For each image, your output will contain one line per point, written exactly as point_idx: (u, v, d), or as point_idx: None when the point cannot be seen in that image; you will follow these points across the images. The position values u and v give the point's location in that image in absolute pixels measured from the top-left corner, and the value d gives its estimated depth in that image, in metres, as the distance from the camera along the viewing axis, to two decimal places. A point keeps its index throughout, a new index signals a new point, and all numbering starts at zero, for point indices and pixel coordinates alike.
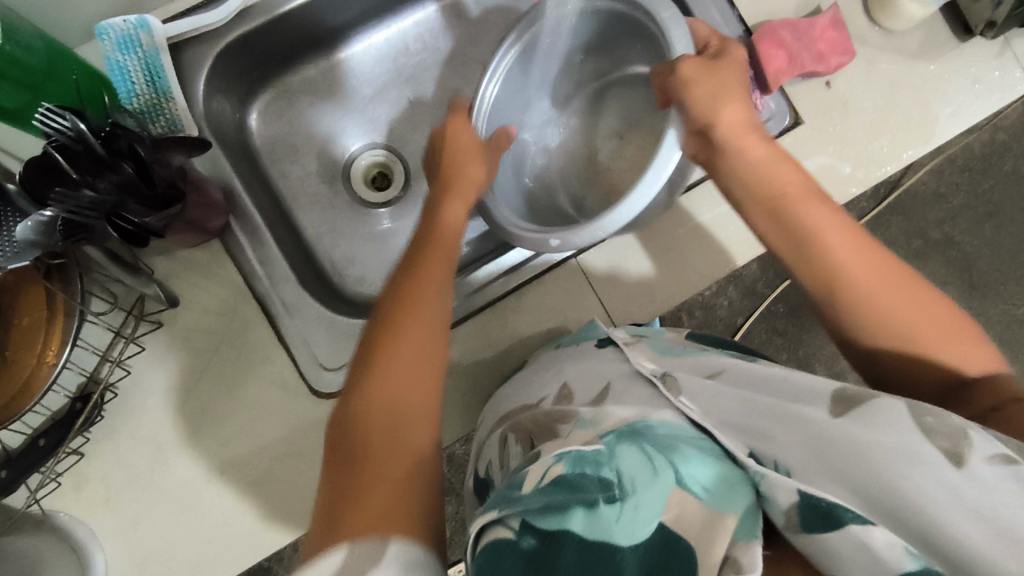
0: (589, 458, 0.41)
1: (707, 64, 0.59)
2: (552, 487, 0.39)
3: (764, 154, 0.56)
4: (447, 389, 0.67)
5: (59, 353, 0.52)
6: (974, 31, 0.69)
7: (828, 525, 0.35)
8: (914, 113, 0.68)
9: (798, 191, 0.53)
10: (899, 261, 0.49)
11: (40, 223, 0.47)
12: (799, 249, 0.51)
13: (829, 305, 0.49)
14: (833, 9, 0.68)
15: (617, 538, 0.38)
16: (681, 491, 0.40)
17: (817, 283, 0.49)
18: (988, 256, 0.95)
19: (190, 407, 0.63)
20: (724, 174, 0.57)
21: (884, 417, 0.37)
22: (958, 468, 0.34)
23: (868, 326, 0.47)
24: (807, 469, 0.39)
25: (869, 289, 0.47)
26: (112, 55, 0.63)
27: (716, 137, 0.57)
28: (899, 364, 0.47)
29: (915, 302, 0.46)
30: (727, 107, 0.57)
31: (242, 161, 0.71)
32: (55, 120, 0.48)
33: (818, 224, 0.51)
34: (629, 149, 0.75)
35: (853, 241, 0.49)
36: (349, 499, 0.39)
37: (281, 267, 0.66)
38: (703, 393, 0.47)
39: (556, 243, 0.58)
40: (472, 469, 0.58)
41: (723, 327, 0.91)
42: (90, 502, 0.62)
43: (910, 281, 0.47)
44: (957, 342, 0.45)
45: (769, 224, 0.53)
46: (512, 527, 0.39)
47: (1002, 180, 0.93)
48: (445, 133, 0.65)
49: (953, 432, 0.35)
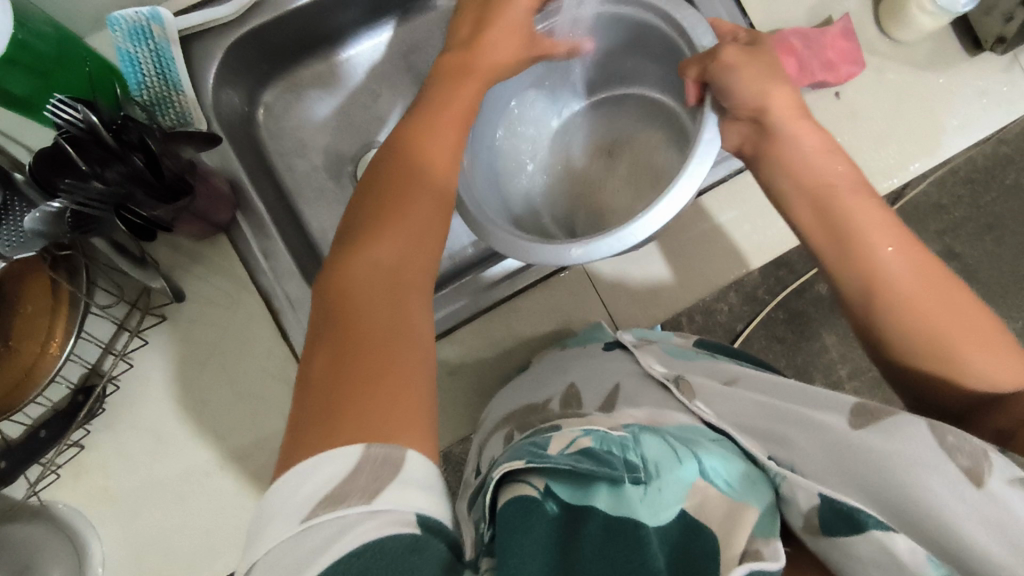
0: (614, 440, 0.42)
1: (749, 50, 0.58)
2: (580, 455, 0.39)
3: (817, 143, 0.56)
4: (448, 387, 0.67)
5: (63, 343, 0.52)
6: (983, 46, 0.69)
7: (850, 527, 0.36)
8: (922, 124, 0.69)
9: (847, 186, 0.54)
10: (943, 271, 0.49)
11: (49, 214, 0.47)
12: (839, 246, 0.52)
13: (866, 307, 0.50)
14: (843, 20, 0.69)
15: (641, 516, 0.38)
16: (704, 482, 0.40)
17: (859, 282, 0.50)
18: (987, 268, 0.94)
19: (192, 400, 0.63)
20: (771, 159, 0.57)
21: (908, 432, 0.38)
22: (976, 487, 0.35)
23: (903, 330, 0.48)
24: (825, 472, 0.40)
25: (912, 292, 0.48)
26: (123, 45, 0.63)
27: (773, 120, 0.57)
28: (934, 376, 0.47)
29: (957, 312, 0.47)
30: (776, 90, 0.57)
31: (250, 154, 0.71)
32: (66, 111, 0.48)
33: (865, 220, 0.52)
34: (621, 164, 0.76)
35: (899, 245, 0.50)
36: (341, 386, 0.36)
37: (286, 261, 0.65)
38: (719, 397, 0.48)
39: (579, 252, 0.55)
40: (472, 468, 0.58)
41: (723, 332, 0.91)
42: (89, 493, 0.62)
43: (952, 290, 0.48)
44: (993, 354, 0.46)
45: (811, 216, 0.54)
46: (537, 488, 0.37)
47: (1004, 193, 0.94)
48: (454, 43, 0.60)
49: (975, 452, 0.36)
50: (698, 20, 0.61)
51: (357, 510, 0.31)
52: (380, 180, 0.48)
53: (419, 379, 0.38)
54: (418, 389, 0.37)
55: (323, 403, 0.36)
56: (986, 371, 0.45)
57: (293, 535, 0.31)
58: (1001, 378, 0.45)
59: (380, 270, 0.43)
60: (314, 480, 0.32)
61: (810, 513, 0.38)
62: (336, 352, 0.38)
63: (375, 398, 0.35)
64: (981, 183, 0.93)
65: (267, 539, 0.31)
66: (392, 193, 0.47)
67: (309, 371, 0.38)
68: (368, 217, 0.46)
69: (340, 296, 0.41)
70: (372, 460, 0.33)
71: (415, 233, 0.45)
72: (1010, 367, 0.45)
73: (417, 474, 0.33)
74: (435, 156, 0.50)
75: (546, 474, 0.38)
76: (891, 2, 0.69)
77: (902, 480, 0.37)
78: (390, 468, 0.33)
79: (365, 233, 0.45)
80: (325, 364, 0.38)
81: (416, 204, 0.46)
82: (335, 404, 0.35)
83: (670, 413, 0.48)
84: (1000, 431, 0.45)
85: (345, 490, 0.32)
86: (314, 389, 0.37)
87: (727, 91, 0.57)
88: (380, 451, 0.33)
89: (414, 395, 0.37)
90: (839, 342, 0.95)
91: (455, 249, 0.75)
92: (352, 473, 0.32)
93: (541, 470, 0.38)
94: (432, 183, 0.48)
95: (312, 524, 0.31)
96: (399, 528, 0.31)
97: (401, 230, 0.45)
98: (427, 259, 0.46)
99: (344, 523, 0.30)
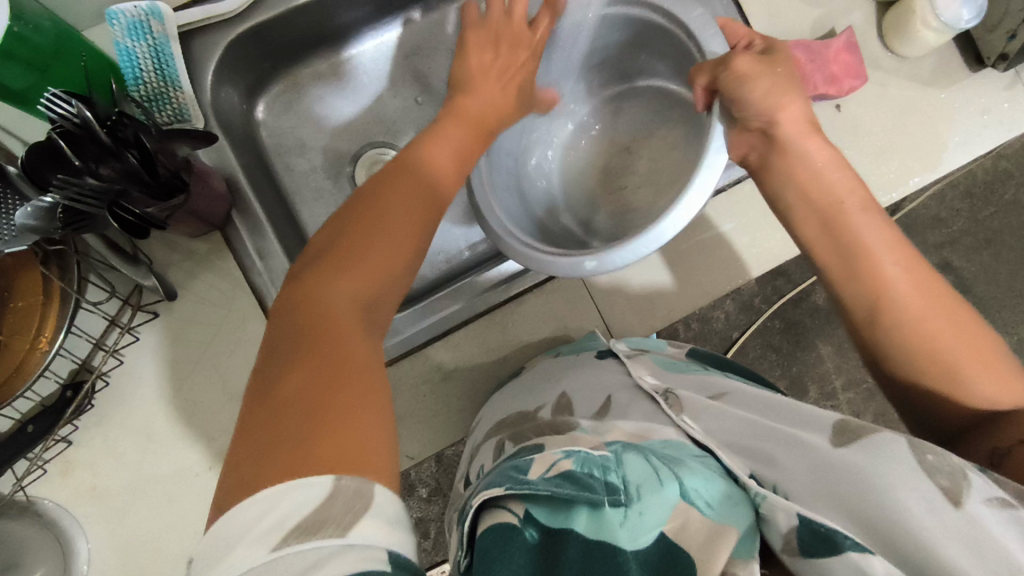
0: (597, 461, 0.41)
1: (761, 60, 0.58)
2: (560, 479, 0.39)
3: (827, 157, 0.56)
4: (441, 391, 0.67)
5: (53, 339, 0.52)
6: (986, 62, 0.69)
7: (828, 549, 0.36)
8: (922, 139, 0.68)
9: (854, 203, 0.54)
10: (947, 289, 0.49)
11: (40, 210, 0.46)
12: (845, 262, 0.52)
13: (871, 325, 0.50)
14: (846, 33, 0.68)
15: (620, 541, 0.38)
16: (686, 504, 0.40)
17: (867, 297, 0.50)
18: (984, 283, 0.95)
19: (182, 398, 0.62)
20: (778, 176, 0.57)
21: (889, 451, 0.38)
22: (955, 508, 0.35)
23: (906, 348, 0.48)
24: (809, 494, 0.40)
25: (917, 308, 0.48)
26: (122, 40, 0.62)
27: (779, 133, 0.57)
28: (935, 392, 0.47)
29: (961, 330, 0.47)
30: (788, 104, 0.57)
31: (248, 151, 0.71)
32: (60, 106, 0.48)
33: (870, 237, 0.52)
34: (638, 162, 0.75)
35: (906, 262, 0.50)
36: (313, 409, 0.36)
37: (281, 263, 0.64)
38: (708, 413, 0.48)
39: (592, 266, 0.56)
40: (462, 472, 0.58)
41: (719, 341, 0.90)
42: (76, 490, 0.61)
43: (955, 309, 0.48)
44: (993, 372, 0.45)
45: (817, 232, 0.55)
46: (516, 515, 0.39)
47: (1003, 208, 0.94)
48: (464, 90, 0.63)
49: (953, 472, 0.36)
50: (706, 23, 0.62)
51: (333, 543, 0.30)
52: (356, 209, 0.48)
53: (384, 416, 0.38)
54: (383, 426, 0.37)
55: (287, 429, 0.35)
56: (987, 389, 0.45)
57: (260, 565, 0.29)
58: (1000, 397, 0.44)
59: (350, 302, 0.43)
60: (282, 508, 0.31)
61: (789, 535, 0.39)
62: (302, 379, 0.37)
63: (343, 429, 0.35)
64: (981, 197, 0.93)
65: (230, 564, 0.30)
66: (370, 222, 0.47)
67: (269, 396, 0.37)
68: (342, 244, 0.46)
69: (307, 323, 0.41)
70: (344, 491, 0.32)
71: (387, 267, 0.46)
72: (1013, 387, 0.45)
73: (388, 508, 0.33)
74: (415, 191, 0.51)
75: (526, 500, 0.39)
76: (895, 16, 0.69)
77: (882, 502, 0.36)
78: (362, 501, 0.32)
79: (338, 261, 0.44)
80: (289, 391, 0.37)
81: (394, 236, 0.47)
82: (302, 429, 0.35)
83: (658, 427, 0.48)
84: (995, 450, 0.43)
85: (319, 520, 0.31)
86: (276, 415, 0.36)
87: (737, 101, 0.57)
88: (352, 483, 0.32)
89: (379, 432, 0.36)
90: (833, 353, 0.95)
91: (452, 253, 0.75)
92: (325, 501, 0.31)
93: (520, 496, 0.39)
94: (412, 216, 0.49)
95: (282, 554, 0.29)
96: (372, 564, 0.30)
97: (376, 262, 0.45)
98: (392, 296, 0.46)
99: (319, 555, 0.30)
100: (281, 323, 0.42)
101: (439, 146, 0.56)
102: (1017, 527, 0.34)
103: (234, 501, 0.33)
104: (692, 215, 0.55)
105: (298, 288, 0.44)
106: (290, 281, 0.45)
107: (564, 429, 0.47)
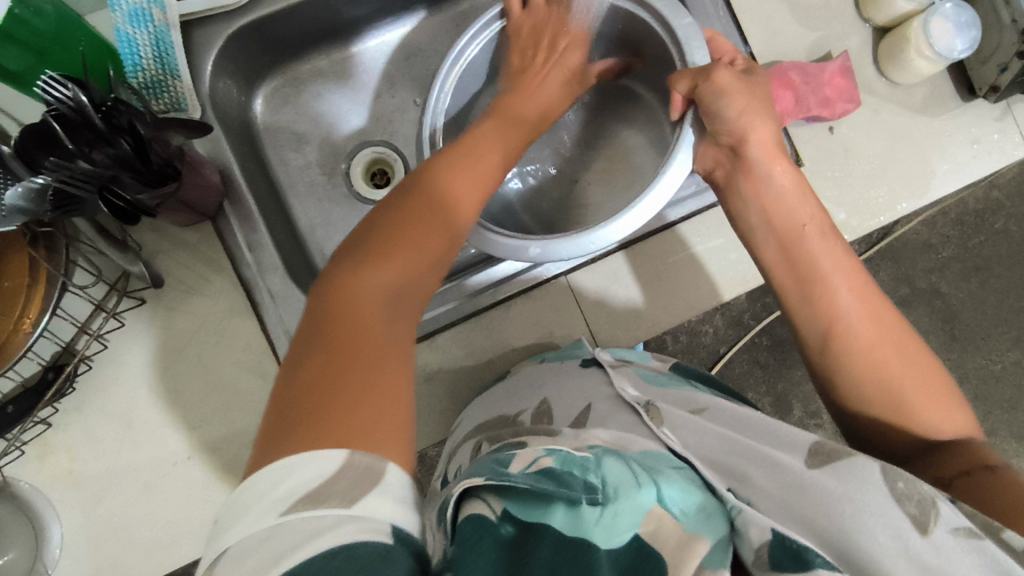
0: (576, 461, 0.41)
1: (739, 78, 0.58)
2: (539, 475, 0.39)
3: (790, 182, 0.58)
4: (425, 392, 0.67)
5: (37, 321, 0.52)
6: (977, 93, 0.70)
7: (797, 566, 0.37)
8: (913, 166, 0.69)
9: (816, 226, 0.56)
10: (898, 318, 0.51)
11: (31, 191, 0.47)
12: (803, 285, 0.53)
13: (820, 350, 0.51)
14: (842, 57, 0.69)
15: (595, 539, 0.38)
16: (660, 510, 0.41)
17: (818, 322, 0.51)
18: (971, 310, 0.96)
19: (165, 386, 0.62)
20: (747, 193, 0.59)
21: (857, 474, 0.39)
22: (922, 535, 0.36)
23: (853, 373, 0.49)
24: (777, 510, 0.41)
25: (867, 335, 0.49)
26: (123, 26, 0.62)
27: (746, 151, 0.58)
28: (880, 420, 0.48)
29: (907, 359, 0.48)
30: (759, 127, 0.58)
31: (245, 144, 0.71)
32: (56, 89, 0.48)
33: (828, 263, 0.53)
34: (597, 159, 0.77)
35: (859, 290, 0.51)
36: (332, 393, 0.36)
37: (270, 255, 0.64)
38: (687, 427, 0.49)
39: (536, 252, 0.58)
40: (439, 473, 0.58)
41: (706, 354, 0.92)
42: (53, 472, 0.61)
43: (903, 337, 0.49)
44: (937, 403, 0.47)
45: (777, 253, 0.56)
46: (493, 512, 0.38)
47: (992, 238, 0.94)
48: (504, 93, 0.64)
49: (923, 500, 0.37)
50: (693, 32, 0.62)
51: (337, 513, 0.30)
52: (400, 199, 0.48)
53: (406, 403, 0.38)
54: (404, 413, 0.37)
55: (313, 406, 0.35)
56: (932, 419, 0.46)
57: (263, 529, 0.30)
58: (943, 426, 0.46)
59: (384, 290, 0.43)
60: (293, 481, 0.31)
61: (761, 549, 0.39)
62: (327, 362, 0.37)
63: (361, 414, 0.35)
64: (971, 225, 0.94)
65: (239, 530, 0.31)
66: (411, 216, 0.46)
67: (300, 374, 0.37)
68: (382, 231, 0.45)
69: (341, 305, 0.41)
70: (357, 466, 0.32)
71: (422, 260, 0.45)
72: (955, 418, 0.46)
73: (397, 486, 0.33)
74: (454, 187, 0.50)
75: (502, 495, 0.38)
76: (890, 43, 0.70)
77: (846, 524, 0.38)
78: (371, 478, 0.32)
79: (376, 249, 0.44)
80: (318, 372, 0.37)
81: (429, 231, 0.46)
82: (317, 411, 0.35)
83: (637, 437, 0.48)
84: (939, 477, 0.44)
85: (327, 490, 0.31)
86: (299, 394, 0.36)
87: (714, 116, 0.58)
88: (364, 459, 0.33)
89: (399, 421, 0.36)
90: None
91: None
92: (333, 477, 0.32)
93: (499, 492, 0.38)
94: (448, 211, 0.48)
95: (289, 519, 0.30)
96: (374, 535, 0.31)
97: (413, 254, 0.45)
98: (425, 288, 0.46)
99: (323, 523, 0.30)
100: (314, 304, 0.42)
101: (483, 143, 0.56)
102: (973, 554, 0.35)
103: (249, 474, 0.33)
104: (643, 219, 0.57)
105: (333, 270, 0.43)
106: (329, 261, 0.45)
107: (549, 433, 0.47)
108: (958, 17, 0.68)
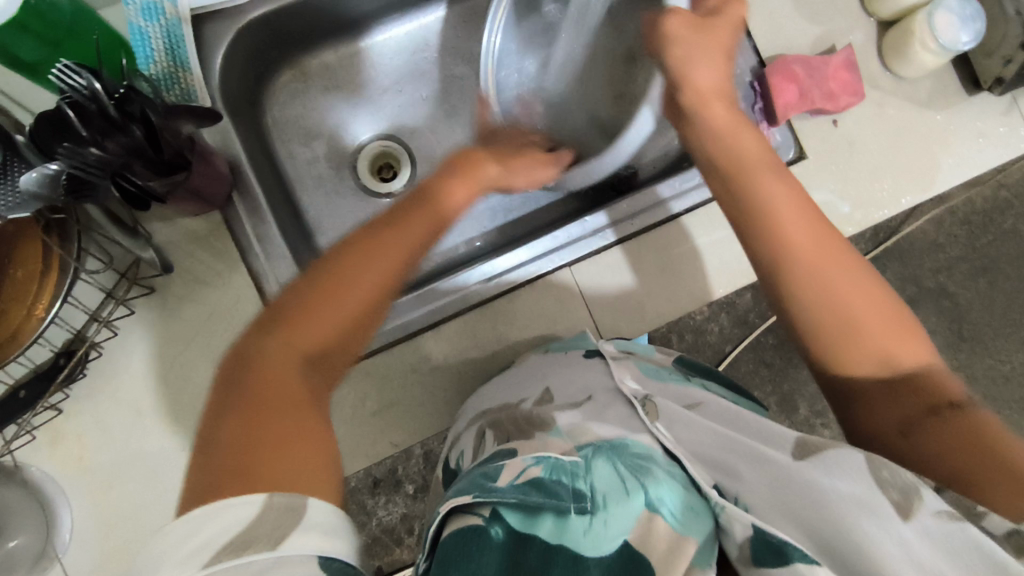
0: (565, 468, 0.43)
1: (695, 23, 0.58)
2: (527, 488, 0.41)
3: (727, 117, 0.56)
4: (430, 382, 0.68)
5: (49, 307, 0.53)
6: (983, 86, 0.70)
7: (776, 560, 0.37)
8: (918, 160, 0.70)
9: (756, 161, 0.54)
10: (841, 236, 0.50)
11: (45, 176, 0.47)
12: (755, 225, 0.51)
13: (777, 282, 0.49)
14: (846, 50, 0.69)
15: (582, 548, 0.40)
16: (650, 512, 0.41)
17: (772, 258, 0.49)
18: (979, 310, 0.95)
19: (172, 374, 0.63)
20: (693, 137, 0.58)
21: (844, 466, 0.39)
22: (905, 520, 0.36)
23: (808, 304, 0.48)
24: (772, 511, 0.40)
25: (817, 263, 0.48)
26: (135, 20, 0.64)
27: (685, 97, 0.58)
28: (835, 350, 0.47)
29: (862, 292, 0.47)
30: (700, 69, 0.57)
31: (253, 137, 0.72)
32: (71, 77, 0.49)
33: (778, 200, 0.51)
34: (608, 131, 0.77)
35: (807, 219, 0.50)
36: (251, 451, 0.37)
37: (278, 245, 0.65)
38: (680, 422, 0.48)
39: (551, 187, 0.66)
40: (444, 457, 0.59)
41: (712, 353, 0.90)
42: (64, 458, 0.62)
43: (846, 256, 0.48)
44: (892, 330, 0.47)
45: (725, 192, 0.54)
46: (481, 515, 0.41)
47: (1000, 237, 0.94)
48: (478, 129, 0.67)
49: (906, 487, 0.37)
50: None
51: (264, 557, 0.32)
52: (333, 258, 0.46)
53: (327, 453, 0.40)
54: (326, 462, 0.39)
55: (232, 466, 0.36)
56: (888, 345, 0.46)
57: None
58: (899, 353, 0.46)
59: (301, 354, 0.43)
60: (214, 527, 0.33)
61: (744, 543, 0.39)
62: (242, 429, 0.38)
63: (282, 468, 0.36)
64: (979, 225, 0.93)
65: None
66: (345, 273, 0.45)
67: (217, 438, 0.38)
68: (306, 295, 0.44)
69: (259, 376, 0.41)
70: (275, 508, 0.34)
71: (352, 318, 0.45)
72: (909, 342, 0.47)
73: (322, 523, 0.35)
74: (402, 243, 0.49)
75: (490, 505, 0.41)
76: (895, 37, 0.70)
77: (835, 518, 0.37)
78: (294, 517, 0.34)
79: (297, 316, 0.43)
80: (233, 438, 0.38)
81: (360, 285, 0.45)
82: (241, 468, 0.36)
83: (631, 433, 0.48)
84: (906, 419, 0.46)
85: (251, 536, 0.33)
86: (216, 458, 0.37)
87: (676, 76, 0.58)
88: (285, 500, 0.34)
89: (323, 471, 0.38)
90: None
91: (447, 248, 0.77)
92: (254, 521, 0.33)
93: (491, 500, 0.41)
94: (385, 264, 0.47)
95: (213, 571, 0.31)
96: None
97: (337, 318, 0.44)
98: (354, 346, 0.46)
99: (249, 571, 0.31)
100: (232, 371, 0.42)
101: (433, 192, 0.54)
102: (955, 537, 0.35)
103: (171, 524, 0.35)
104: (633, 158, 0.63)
105: (252, 339, 0.43)
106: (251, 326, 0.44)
107: (534, 435, 0.48)
108: (964, 9, 0.67)
